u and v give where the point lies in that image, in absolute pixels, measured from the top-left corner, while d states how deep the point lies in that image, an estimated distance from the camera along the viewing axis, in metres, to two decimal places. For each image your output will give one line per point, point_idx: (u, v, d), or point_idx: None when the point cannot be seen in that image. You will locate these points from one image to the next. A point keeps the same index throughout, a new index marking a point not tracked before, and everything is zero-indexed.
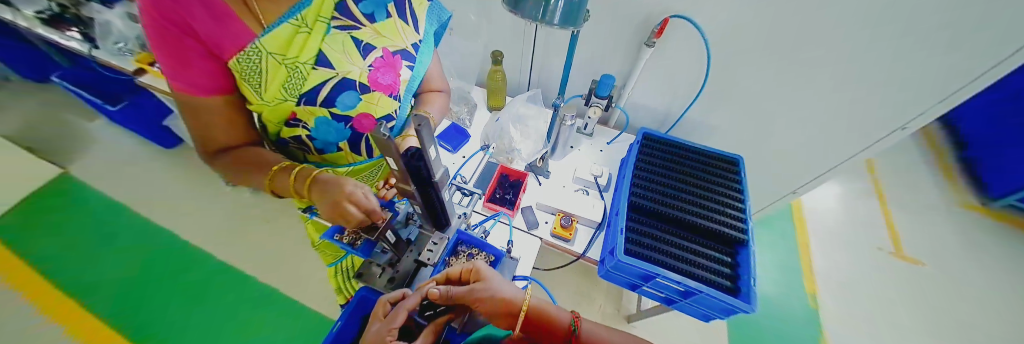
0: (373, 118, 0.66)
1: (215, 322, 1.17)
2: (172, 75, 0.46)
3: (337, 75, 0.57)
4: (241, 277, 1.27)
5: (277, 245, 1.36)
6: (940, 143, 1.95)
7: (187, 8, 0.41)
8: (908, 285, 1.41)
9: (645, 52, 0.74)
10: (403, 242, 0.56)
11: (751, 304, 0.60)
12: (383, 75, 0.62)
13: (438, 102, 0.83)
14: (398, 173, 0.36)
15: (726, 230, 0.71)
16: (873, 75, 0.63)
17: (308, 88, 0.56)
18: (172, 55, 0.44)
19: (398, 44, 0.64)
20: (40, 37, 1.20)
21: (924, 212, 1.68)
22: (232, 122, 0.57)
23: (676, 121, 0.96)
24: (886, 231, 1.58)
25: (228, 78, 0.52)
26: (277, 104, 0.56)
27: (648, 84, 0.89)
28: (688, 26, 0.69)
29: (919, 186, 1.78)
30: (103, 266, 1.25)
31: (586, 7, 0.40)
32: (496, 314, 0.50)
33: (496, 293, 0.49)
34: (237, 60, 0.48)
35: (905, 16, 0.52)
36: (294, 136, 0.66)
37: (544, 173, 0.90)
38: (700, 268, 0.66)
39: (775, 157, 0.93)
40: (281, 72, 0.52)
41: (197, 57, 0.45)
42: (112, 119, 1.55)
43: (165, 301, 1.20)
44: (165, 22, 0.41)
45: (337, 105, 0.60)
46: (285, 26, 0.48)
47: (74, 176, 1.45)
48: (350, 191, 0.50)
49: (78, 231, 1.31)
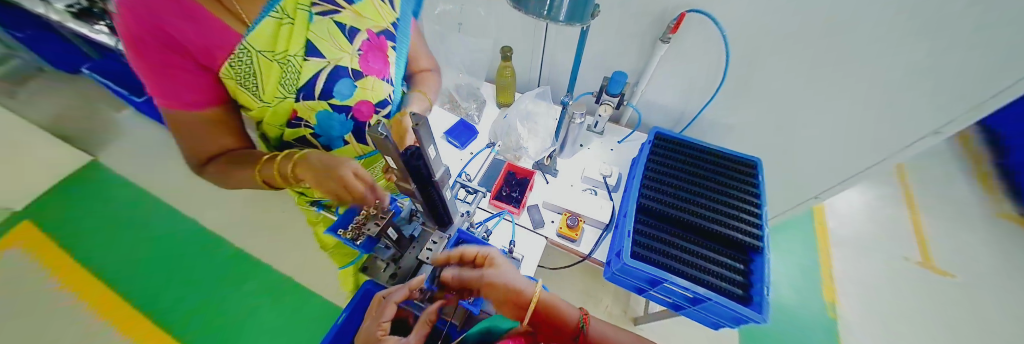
0: (371, 103, 0.68)
1: (230, 307, 1.22)
2: (160, 93, 0.47)
3: (329, 63, 0.57)
4: (255, 264, 1.32)
5: (290, 235, 1.40)
6: (976, 148, 1.83)
7: (169, 22, 0.42)
8: (936, 298, 1.34)
9: (660, 49, 0.71)
10: (406, 239, 0.57)
11: (763, 314, 0.57)
12: (371, 59, 0.64)
13: (431, 81, 0.84)
14: (398, 172, 0.36)
15: (739, 236, 0.68)
16: (904, 76, 0.58)
17: (303, 83, 0.57)
18: (159, 72, 0.45)
19: (381, 24, 0.64)
20: (72, 30, 1.25)
21: (957, 221, 1.58)
22: (219, 123, 0.56)
23: (692, 120, 0.93)
24: (915, 240, 1.49)
25: (216, 91, 0.53)
26: (278, 103, 0.56)
27: (661, 82, 0.86)
28: (705, 22, 0.66)
29: (952, 193, 1.68)
30: (128, 250, 1.32)
31: (593, 3, 0.38)
32: (503, 302, 0.51)
33: (506, 282, 0.50)
34: (228, 65, 0.49)
35: (943, 14, 0.48)
36: (297, 136, 0.67)
37: (552, 171, 0.88)
38: (710, 274, 0.64)
39: (795, 160, 0.89)
40: (274, 69, 0.51)
41: (184, 72, 0.46)
42: (139, 110, 1.61)
43: (185, 286, 1.26)
44: (150, 40, 0.42)
45: (335, 95, 0.61)
46: (267, 21, 0.47)
47: (103, 164, 1.53)
48: (347, 171, 0.46)
49: (107, 216, 1.39)
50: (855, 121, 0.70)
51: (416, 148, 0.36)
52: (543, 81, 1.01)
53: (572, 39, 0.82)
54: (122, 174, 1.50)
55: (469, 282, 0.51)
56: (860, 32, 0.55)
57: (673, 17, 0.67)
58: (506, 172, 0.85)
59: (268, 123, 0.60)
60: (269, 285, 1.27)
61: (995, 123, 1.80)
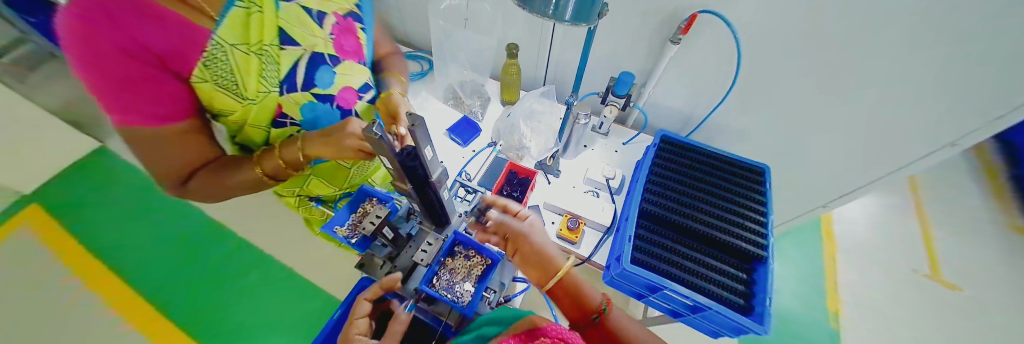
0: (354, 89, 0.69)
1: (232, 295, 1.24)
2: (121, 109, 0.43)
3: (306, 51, 0.57)
4: (257, 254, 1.34)
5: (293, 225, 1.42)
6: (992, 160, 1.78)
7: (123, 23, 0.40)
8: (942, 312, 1.31)
9: (669, 50, 0.69)
10: (403, 237, 0.57)
11: (764, 326, 0.56)
12: (344, 41, 0.65)
13: (400, 62, 0.85)
14: (391, 168, 0.36)
15: (742, 245, 0.67)
16: (920, 85, 0.56)
17: (284, 74, 0.56)
18: (119, 84, 0.42)
19: (344, 6, 0.65)
20: None
21: (969, 234, 1.54)
22: (187, 137, 0.52)
23: (699, 124, 0.91)
24: (924, 252, 1.46)
25: (182, 104, 0.50)
26: (262, 99, 0.55)
27: (670, 84, 0.84)
28: (717, 22, 0.64)
29: (965, 205, 1.63)
30: (136, 235, 1.34)
31: (599, 3, 0.37)
32: (531, 263, 0.53)
33: (539, 247, 0.53)
34: (204, 65, 0.48)
35: (962, 24, 0.46)
36: (284, 136, 0.66)
37: (555, 172, 0.87)
38: (711, 282, 0.63)
39: (803, 168, 0.86)
40: (253, 62, 0.51)
41: (146, 80, 0.44)
42: None
43: (189, 271, 1.28)
44: (105, 48, 0.39)
45: (318, 83, 0.61)
46: (235, 11, 0.47)
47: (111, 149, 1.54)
48: (354, 131, 0.50)
49: (118, 200, 1.42)
50: (868, 130, 0.68)
51: (412, 148, 0.35)
52: (548, 79, 0.99)
53: (578, 37, 0.81)
54: (128, 158, 1.51)
55: (507, 232, 0.55)
56: (877, 38, 0.53)
57: (684, 17, 0.65)
58: (507, 172, 0.83)
59: (251, 125, 0.60)
60: (271, 275, 1.29)
61: (1014, 135, 1.75)
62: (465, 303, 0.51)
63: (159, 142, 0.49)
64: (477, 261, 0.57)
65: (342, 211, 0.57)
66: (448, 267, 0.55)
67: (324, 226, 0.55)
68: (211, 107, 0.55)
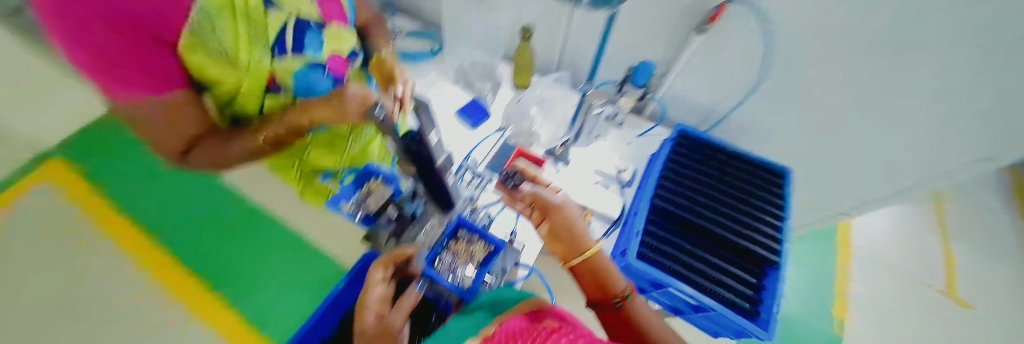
0: (342, 55, 0.69)
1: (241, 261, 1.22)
2: (123, 87, 0.39)
3: (289, 14, 0.56)
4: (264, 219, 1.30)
5: None
6: None
7: None
8: (952, 330, 1.27)
9: (694, 40, 0.65)
10: (408, 216, 0.61)
11: (768, 332, 0.55)
12: (326, 4, 0.64)
13: (383, 32, 0.84)
14: (397, 149, 0.41)
15: (753, 248, 0.64)
16: (966, 99, 0.51)
17: (273, 38, 0.56)
18: (123, 60, 0.38)
19: None
20: None
21: (992, 252, 1.47)
22: (187, 105, 0.46)
23: (722, 119, 0.86)
24: (943, 268, 1.40)
25: (178, 77, 0.45)
26: (253, 66, 0.55)
27: (692, 77, 0.80)
28: (750, 12, 0.59)
29: (993, 222, 1.56)
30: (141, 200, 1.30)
31: None
32: (560, 237, 0.52)
33: (573, 224, 0.52)
34: (191, 28, 0.45)
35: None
36: (278, 107, 0.65)
37: (564, 160, 0.85)
38: (716, 283, 0.61)
39: (826, 172, 0.82)
40: (240, 24, 0.50)
41: (146, 54, 0.40)
42: None
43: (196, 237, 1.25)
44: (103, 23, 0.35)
45: (308, 48, 0.61)
46: None
47: None
48: (354, 96, 0.48)
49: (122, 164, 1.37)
50: (897, 142, 0.63)
51: (415, 133, 0.39)
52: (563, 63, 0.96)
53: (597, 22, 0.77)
54: None
55: (540, 203, 0.54)
56: (917, 48, 0.48)
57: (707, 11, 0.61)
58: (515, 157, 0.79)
59: (245, 95, 0.58)
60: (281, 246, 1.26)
61: None
62: (464, 286, 0.53)
63: (161, 113, 0.44)
64: (478, 247, 0.57)
65: (348, 188, 0.61)
66: (451, 249, 0.57)
67: (332, 202, 0.61)
68: (199, 80, 0.52)
